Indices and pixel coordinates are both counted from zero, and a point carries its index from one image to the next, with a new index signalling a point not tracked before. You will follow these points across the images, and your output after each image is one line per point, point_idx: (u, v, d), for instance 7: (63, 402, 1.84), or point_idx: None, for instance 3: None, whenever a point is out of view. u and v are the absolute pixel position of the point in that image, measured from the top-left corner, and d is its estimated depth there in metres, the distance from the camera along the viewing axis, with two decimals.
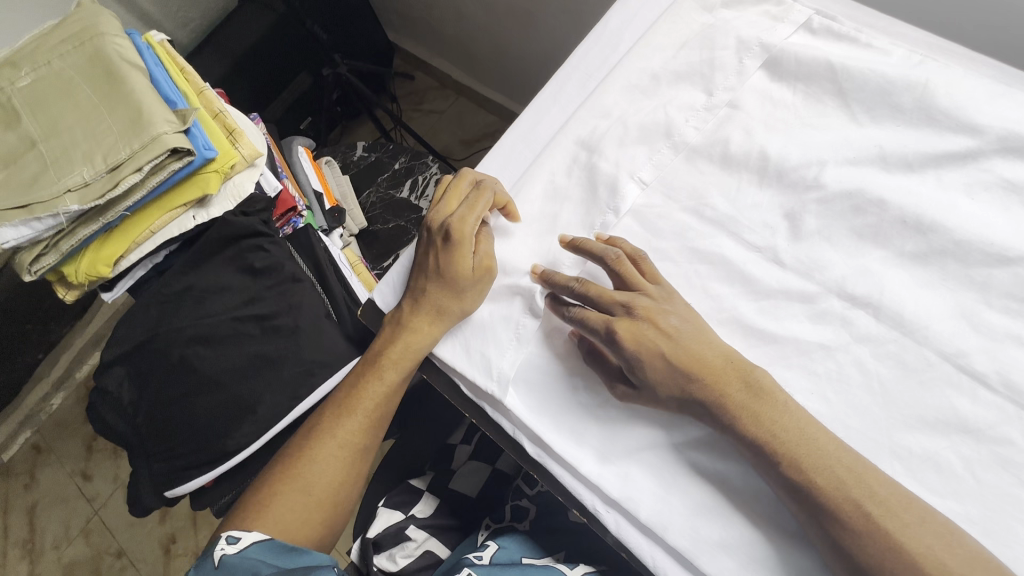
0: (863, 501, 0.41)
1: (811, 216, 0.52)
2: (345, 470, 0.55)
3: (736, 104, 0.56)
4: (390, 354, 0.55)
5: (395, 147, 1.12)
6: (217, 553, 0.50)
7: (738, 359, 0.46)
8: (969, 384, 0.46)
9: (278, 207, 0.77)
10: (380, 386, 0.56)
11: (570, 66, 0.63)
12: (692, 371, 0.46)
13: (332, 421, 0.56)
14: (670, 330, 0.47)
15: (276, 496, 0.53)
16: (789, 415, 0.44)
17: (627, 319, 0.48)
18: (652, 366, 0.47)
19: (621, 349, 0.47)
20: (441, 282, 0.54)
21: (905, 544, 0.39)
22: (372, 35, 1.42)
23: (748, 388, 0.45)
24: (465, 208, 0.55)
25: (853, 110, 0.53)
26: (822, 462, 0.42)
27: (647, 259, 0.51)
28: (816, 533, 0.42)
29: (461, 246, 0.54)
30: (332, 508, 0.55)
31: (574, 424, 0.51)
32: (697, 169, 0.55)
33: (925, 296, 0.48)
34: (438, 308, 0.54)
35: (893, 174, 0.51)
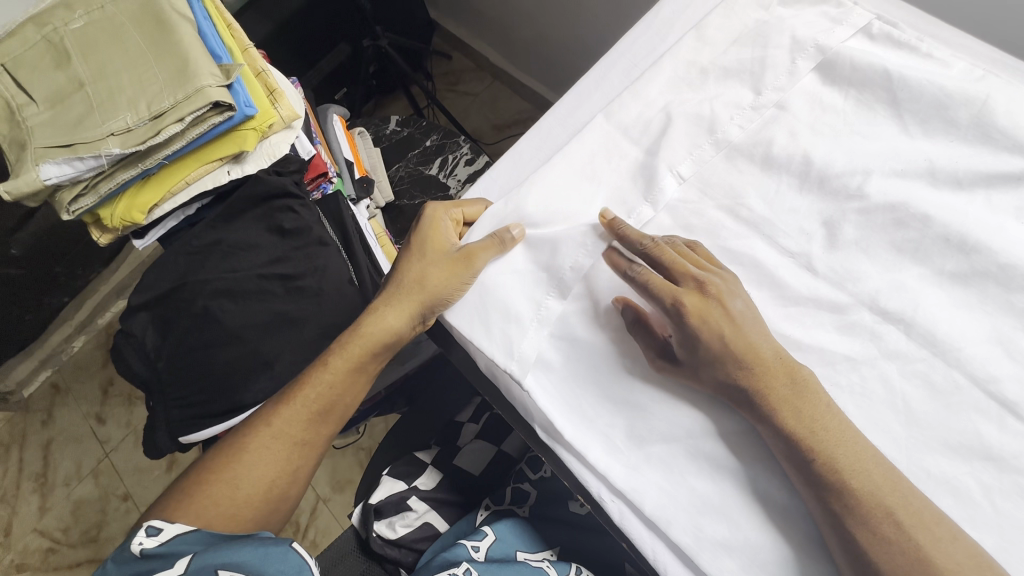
0: (886, 516, 0.40)
1: (850, 226, 0.50)
2: (280, 467, 0.56)
3: (783, 104, 0.55)
4: (341, 360, 0.57)
5: (427, 124, 1.12)
6: (136, 547, 0.49)
7: (784, 358, 0.46)
8: (997, 412, 0.44)
9: (309, 170, 0.77)
10: (321, 385, 0.57)
11: (617, 53, 0.62)
12: (746, 358, 0.45)
13: (273, 416, 0.57)
14: (736, 316, 0.47)
15: (206, 489, 0.54)
16: (821, 424, 0.43)
17: (699, 295, 0.47)
18: (709, 345, 0.46)
19: (684, 323, 0.47)
20: (416, 279, 0.56)
21: (925, 555, 0.39)
22: (416, 11, 1.42)
23: (794, 385, 0.44)
24: (439, 204, 0.59)
25: (905, 121, 0.52)
26: (858, 468, 0.42)
27: (704, 249, 0.51)
28: (834, 538, 0.42)
29: (432, 234, 0.58)
30: (260, 506, 0.56)
31: (588, 410, 0.50)
32: (736, 168, 0.54)
33: (960, 318, 0.47)
34: (410, 305, 0.56)
35: (940, 191, 0.49)
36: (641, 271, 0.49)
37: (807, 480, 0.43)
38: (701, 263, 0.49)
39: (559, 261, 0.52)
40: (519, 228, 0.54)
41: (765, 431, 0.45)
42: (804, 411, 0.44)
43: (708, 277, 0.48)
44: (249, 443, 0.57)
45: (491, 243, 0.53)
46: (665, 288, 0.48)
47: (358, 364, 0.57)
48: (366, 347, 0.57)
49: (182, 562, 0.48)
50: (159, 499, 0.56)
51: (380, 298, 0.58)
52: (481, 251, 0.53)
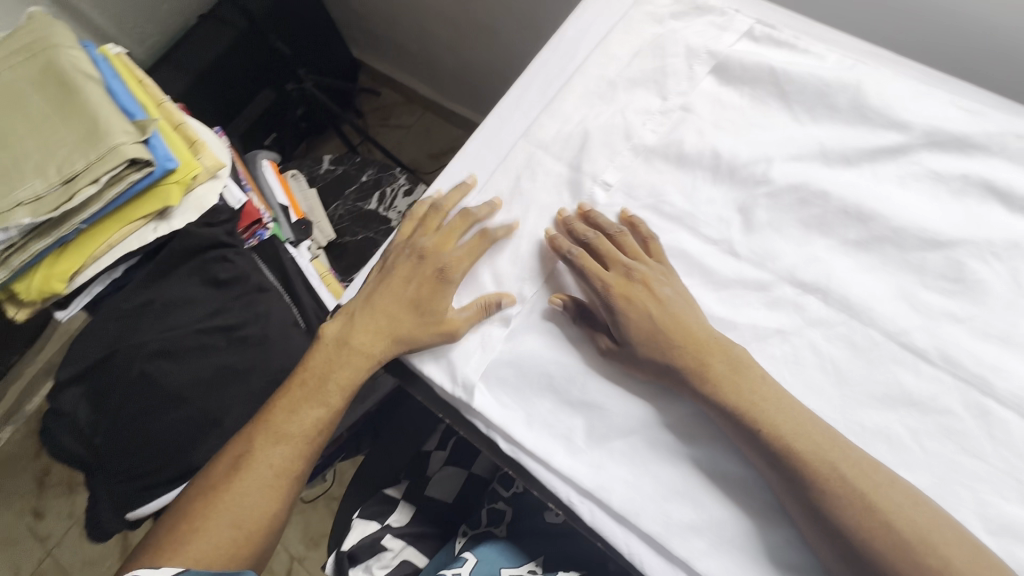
0: (837, 469, 0.43)
1: (762, 209, 0.54)
2: (277, 499, 0.52)
3: (687, 106, 0.59)
4: (333, 377, 0.54)
5: (362, 160, 1.13)
6: None
7: (709, 336, 0.49)
8: (912, 359, 0.49)
9: (241, 219, 0.74)
10: (320, 412, 0.54)
11: (530, 74, 0.65)
12: (675, 335, 0.49)
13: (262, 446, 0.53)
14: (662, 298, 0.51)
15: (200, 534, 0.51)
16: (767, 396, 0.46)
17: (625, 279, 0.52)
18: (638, 325, 0.50)
19: (612, 303, 0.51)
20: (415, 321, 0.54)
21: (871, 503, 0.42)
22: (337, 51, 1.43)
23: (729, 362, 0.47)
24: (460, 250, 0.56)
25: (794, 110, 0.57)
26: (800, 428, 0.45)
27: (656, 242, 0.54)
28: (791, 498, 0.44)
29: (447, 284, 0.55)
30: (263, 542, 0.52)
31: (548, 417, 0.51)
32: (654, 168, 0.58)
33: (868, 280, 0.51)
34: (401, 343, 0.54)
35: (833, 168, 0.55)
36: (578, 254, 0.53)
37: (759, 449, 0.45)
38: (637, 252, 0.54)
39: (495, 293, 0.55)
40: (511, 301, 0.54)
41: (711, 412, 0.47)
42: (743, 382, 0.47)
43: (639, 262, 0.53)
44: (243, 480, 0.52)
45: (477, 310, 0.54)
46: (597, 272, 0.52)
47: (350, 380, 0.54)
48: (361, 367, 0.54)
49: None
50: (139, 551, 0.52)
51: (366, 315, 0.56)
52: (466, 319, 0.53)
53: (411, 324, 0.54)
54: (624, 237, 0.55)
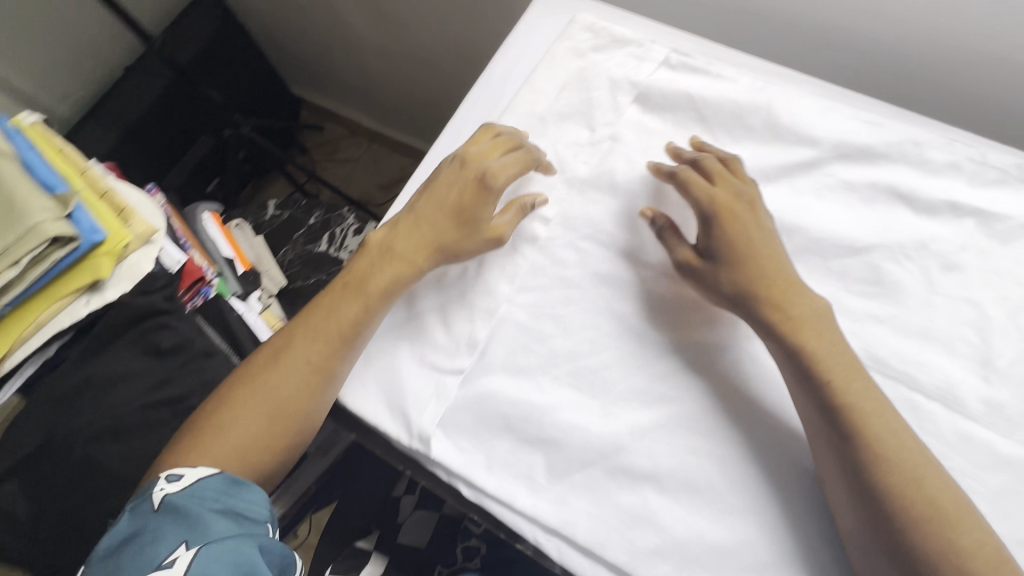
0: (896, 434, 0.45)
1: (694, 231, 0.57)
2: (309, 391, 0.53)
3: (615, 136, 0.61)
4: (367, 284, 0.56)
5: (308, 202, 1.12)
6: (157, 495, 0.49)
7: (788, 279, 0.51)
8: None
9: (183, 278, 0.73)
10: (356, 312, 0.55)
11: (462, 115, 0.66)
12: (767, 262, 0.52)
13: (299, 334, 0.55)
14: (762, 221, 0.54)
15: (234, 407, 0.53)
16: (841, 355, 0.48)
17: (732, 197, 0.54)
18: (732, 242, 0.53)
19: (716, 217, 0.54)
20: (454, 233, 0.57)
21: (921, 472, 0.44)
22: (273, 91, 1.41)
23: (814, 310, 0.50)
24: (504, 161, 0.58)
25: (715, 132, 0.60)
26: (866, 391, 0.47)
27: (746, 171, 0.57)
28: (836, 459, 0.46)
29: (487, 194, 0.57)
30: (293, 437, 0.53)
31: (508, 457, 0.52)
32: (589, 199, 0.60)
33: None
34: (442, 254, 0.57)
35: (756, 186, 0.58)
36: (683, 170, 0.57)
37: (822, 426, 0.47)
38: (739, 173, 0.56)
39: (446, 339, 0.56)
40: (542, 200, 0.59)
41: (790, 381, 0.49)
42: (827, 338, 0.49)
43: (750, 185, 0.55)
44: (277, 369, 0.54)
45: (515, 213, 0.58)
46: (700, 189, 0.55)
47: (379, 291, 0.56)
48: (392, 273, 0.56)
49: (178, 552, 0.45)
50: (179, 437, 0.55)
51: (411, 224, 0.58)
52: (507, 222, 0.57)
53: (455, 234, 0.57)
54: (734, 163, 0.57)
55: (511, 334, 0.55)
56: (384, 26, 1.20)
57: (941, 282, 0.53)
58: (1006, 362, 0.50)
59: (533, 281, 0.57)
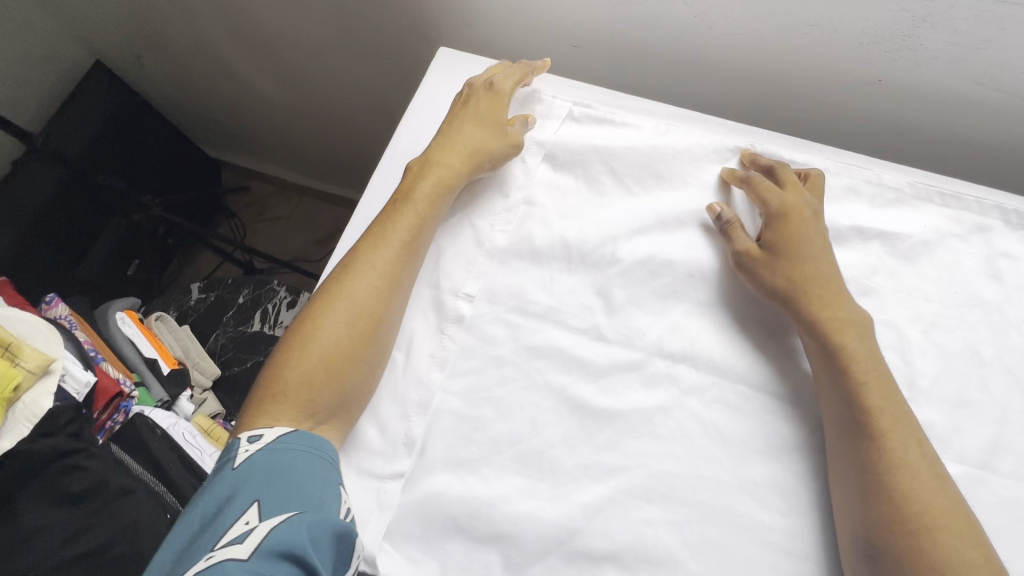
0: (915, 445, 0.46)
1: (619, 289, 0.56)
2: (380, 300, 0.53)
3: (529, 198, 0.60)
4: (400, 225, 0.56)
5: (234, 281, 1.06)
6: (242, 454, 0.46)
7: (836, 285, 0.52)
8: (779, 405, 0.52)
9: (99, 398, 0.71)
10: (409, 219, 0.56)
11: (371, 194, 0.63)
12: (814, 276, 0.52)
13: (358, 268, 0.54)
14: (818, 235, 0.54)
15: (297, 360, 0.51)
16: (875, 361, 0.50)
17: (803, 210, 0.55)
18: (788, 248, 0.53)
19: (778, 224, 0.54)
20: (481, 133, 0.60)
21: (938, 485, 0.45)
22: (183, 163, 1.35)
23: (853, 319, 0.51)
24: (503, 72, 0.63)
25: (627, 183, 0.60)
26: (891, 400, 0.48)
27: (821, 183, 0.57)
28: (851, 462, 0.47)
29: (498, 97, 0.62)
30: (365, 373, 0.52)
31: (461, 560, 0.49)
32: (512, 269, 0.58)
33: (726, 337, 0.54)
34: (473, 152, 0.59)
35: (673, 233, 0.58)
36: (756, 175, 0.57)
37: (848, 428, 0.48)
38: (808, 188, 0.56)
39: (382, 442, 0.53)
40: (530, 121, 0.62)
41: (820, 378, 0.50)
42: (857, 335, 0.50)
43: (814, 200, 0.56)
44: (342, 301, 0.53)
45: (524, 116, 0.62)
46: (769, 193, 0.55)
47: (419, 230, 0.56)
48: (435, 192, 0.58)
49: (249, 512, 0.42)
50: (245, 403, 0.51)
51: (433, 163, 0.59)
52: (520, 123, 0.61)
53: (484, 135, 0.60)
54: (785, 170, 0.57)
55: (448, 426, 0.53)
56: (290, 87, 1.14)
57: None
58: (929, 381, 0.51)
59: (464, 364, 0.55)
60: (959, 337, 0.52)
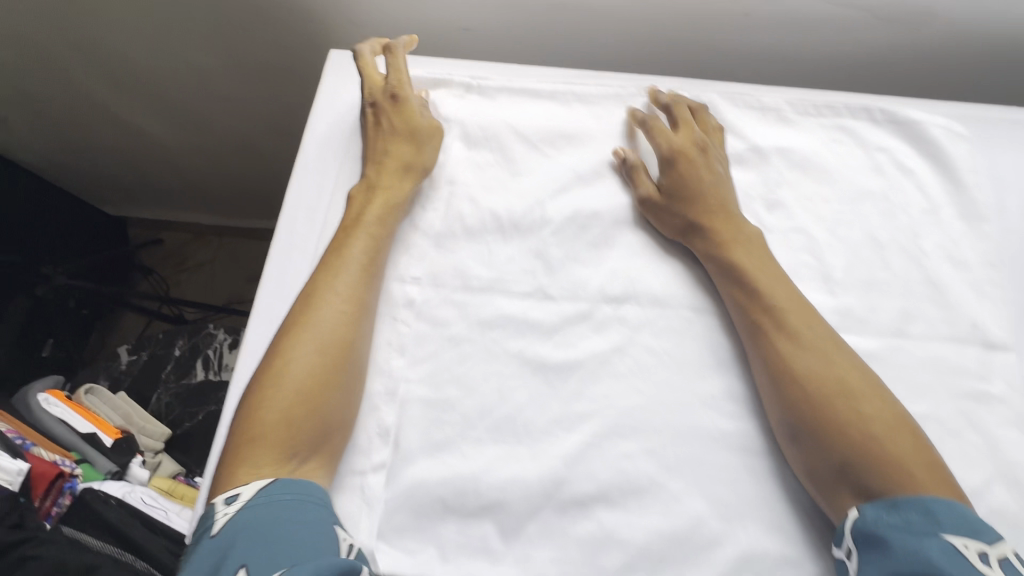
0: (815, 339, 0.51)
1: (554, 247, 0.58)
2: (345, 327, 0.52)
3: (451, 180, 0.61)
4: (354, 250, 0.55)
5: (166, 334, 1.00)
6: (223, 517, 0.42)
7: (727, 212, 0.57)
8: (719, 322, 0.55)
9: (39, 483, 0.66)
10: (359, 242, 0.56)
11: (291, 206, 0.61)
12: (710, 206, 0.57)
13: (314, 305, 0.52)
14: (713, 167, 0.58)
15: (261, 406, 0.48)
16: (772, 277, 0.54)
17: (692, 145, 0.59)
18: (688, 183, 0.57)
19: (673, 161, 0.58)
20: (412, 140, 0.60)
21: (847, 370, 0.49)
22: (78, 227, 1.25)
23: (751, 242, 0.56)
24: (396, 75, 0.63)
25: (541, 148, 0.62)
26: (793, 308, 0.53)
27: (710, 115, 0.62)
28: (763, 374, 0.51)
29: (405, 107, 0.61)
30: (341, 403, 0.50)
31: (457, 538, 0.49)
32: (449, 250, 0.58)
33: (661, 270, 0.57)
34: (405, 159, 0.59)
35: (594, 186, 0.60)
36: (653, 117, 0.61)
37: (758, 344, 0.52)
38: (704, 125, 0.61)
39: (356, 444, 0.52)
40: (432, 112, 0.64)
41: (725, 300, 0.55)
42: (750, 252, 0.55)
43: (705, 137, 0.60)
44: (304, 333, 0.51)
45: (422, 107, 0.63)
46: (664, 134, 0.60)
47: (371, 254, 0.56)
48: (380, 209, 0.57)
49: None
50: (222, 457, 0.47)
51: (373, 185, 0.59)
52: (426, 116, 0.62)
53: (408, 148, 0.60)
54: (680, 105, 0.61)
55: (419, 413, 0.53)
56: (185, 124, 1.09)
57: (770, 221, 0.58)
58: (842, 271, 0.56)
59: (421, 350, 0.55)
60: (858, 228, 0.58)
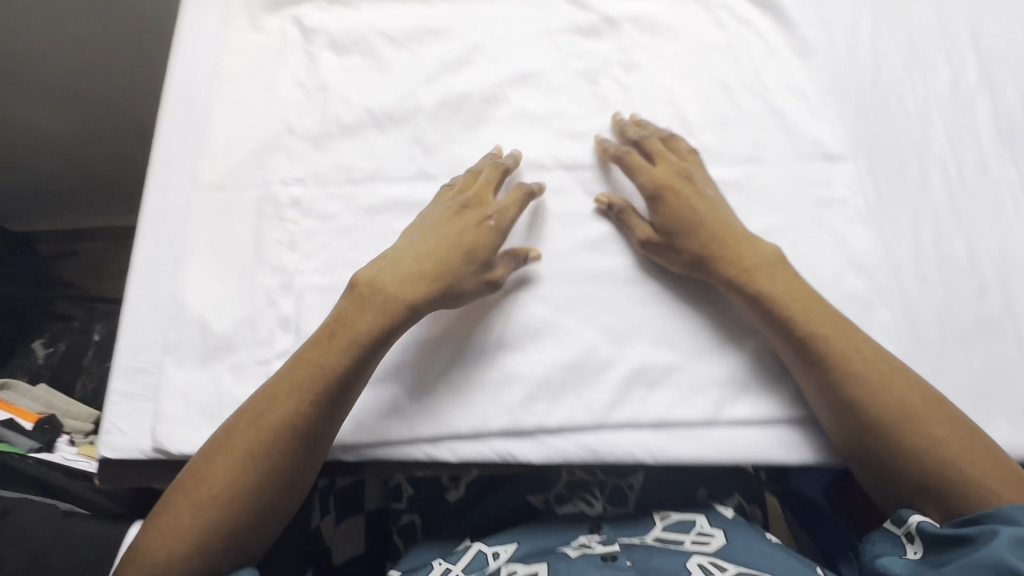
0: (823, 326, 0.49)
1: (431, 132, 0.60)
2: (302, 412, 0.46)
3: (324, 85, 0.62)
4: (360, 323, 0.49)
5: (84, 322, 0.98)
6: None
7: (734, 235, 0.53)
8: (591, 175, 0.59)
9: None
10: (347, 334, 0.49)
11: (164, 131, 0.61)
12: (722, 241, 0.53)
13: (280, 393, 0.47)
14: (704, 194, 0.55)
15: (217, 478, 0.45)
16: (803, 294, 0.51)
17: (672, 176, 0.56)
18: (677, 214, 0.54)
19: (660, 194, 0.55)
20: (456, 245, 0.52)
21: (864, 354, 0.48)
22: None
23: (779, 278, 0.51)
24: (508, 208, 0.55)
25: (408, 45, 0.64)
26: (831, 324, 0.49)
27: (681, 142, 0.58)
28: (784, 347, 0.50)
29: (488, 225, 0.53)
30: (290, 490, 0.46)
31: (367, 403, 0.51)
32: (328, 148, 0.60)
33: (534, 138, 0.60)
34: (438, 274, 0.51)
35: (462, 72, 0.62)
36: (626, 151, 0.57)
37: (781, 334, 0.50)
38: (682, 156, 0.58)
39: (258, 336, 0.53)
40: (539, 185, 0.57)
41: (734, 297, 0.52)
42: (776, 279, 0.51)
43: (687, 166, 0.57)
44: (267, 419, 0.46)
45: (509, 261, 0.53)
46: (639, 169, 0.56)
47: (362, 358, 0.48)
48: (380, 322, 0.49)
49: None
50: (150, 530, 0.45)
51: (392, 259, 0.52)
52: (502, 267, 0.53)
53: (461, 256, 0.52)
54: (675, 142, 0.58)
55: (317, 299, 0.54)
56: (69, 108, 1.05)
57: (629, 81, 0.62)
58: (697, 115, 0.61)
59: (313, 243, 0.56)
60: (709, 76, 0.62)
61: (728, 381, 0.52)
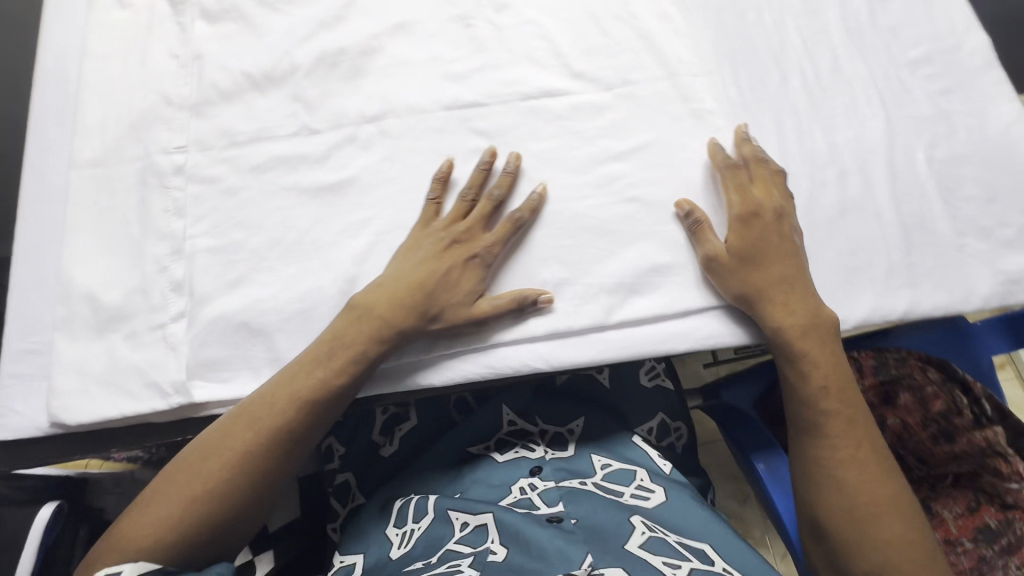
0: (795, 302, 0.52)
1: (310, 88, 0.61)
2: (284, 434, 0.48)
3: (198, 54, 0.62)
4: (344, 352, 0.50)
5: None
6: None
7: (795, 276, 0.53)
8: (472, 112, 0.60)
9: None
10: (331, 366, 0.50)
11: (38, 117, 0.60)
12: (782, 271, 0.52)
13: (266, 413, 0.48)
14: (786, 232, 0.54)
15: (198, 481, 0.46)
16: (798, 287, 0.53)
17: (772, 219, 0.54)
18: (753, 246, 0.53)
19: (750, 225, 0.54)
20: (456, 303, 0.51)
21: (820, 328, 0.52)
22: None
23: (792, 291, 0.52)
24: (495, 233, 0.54)
25: (279, 7, 0.64)
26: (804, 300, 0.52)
27: (782, 179, 0.56)
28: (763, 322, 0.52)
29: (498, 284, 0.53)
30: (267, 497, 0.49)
31: (268, 354, 0.52)
32: (208, 115, 0.60)
33: (412, 83, 0.61)
34: (431, 320, 0.51)
35: (336, 28, 0.63)
36: (731, 172, 0.56)
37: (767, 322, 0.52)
38: (776, 188, 0.56)
39: (150, 303, 0.53)
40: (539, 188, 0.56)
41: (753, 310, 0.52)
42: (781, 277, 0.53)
43: (781, 201, 0.55)
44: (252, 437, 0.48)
45: (512, 300, 0.52)
46: (751, 204, 0.54)
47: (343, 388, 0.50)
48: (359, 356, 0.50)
49: None
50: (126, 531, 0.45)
51: (391, 301, 0.51)
52: (502, 300, 0.52)
53: (448, 292, 0.51)
54: (775, 174, 0.56)
55: (208, 260, 0.54)
56: None
57: (501, 21, 0.64)
58: (570, 46, 0.63)
59: (200, 208, 0.56)
60: (578, 9, 0.64)
61: (617, 287, 0.54)
